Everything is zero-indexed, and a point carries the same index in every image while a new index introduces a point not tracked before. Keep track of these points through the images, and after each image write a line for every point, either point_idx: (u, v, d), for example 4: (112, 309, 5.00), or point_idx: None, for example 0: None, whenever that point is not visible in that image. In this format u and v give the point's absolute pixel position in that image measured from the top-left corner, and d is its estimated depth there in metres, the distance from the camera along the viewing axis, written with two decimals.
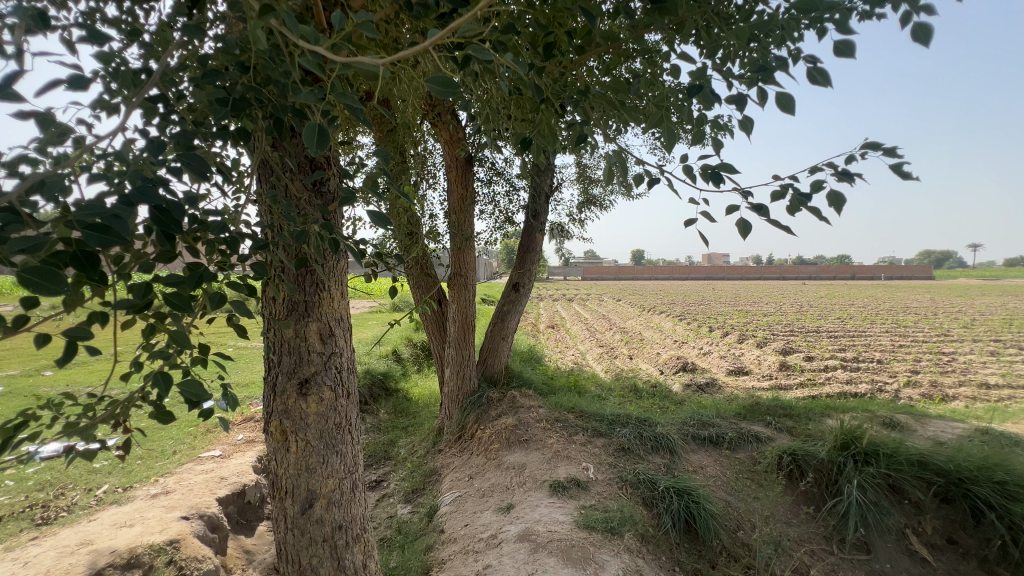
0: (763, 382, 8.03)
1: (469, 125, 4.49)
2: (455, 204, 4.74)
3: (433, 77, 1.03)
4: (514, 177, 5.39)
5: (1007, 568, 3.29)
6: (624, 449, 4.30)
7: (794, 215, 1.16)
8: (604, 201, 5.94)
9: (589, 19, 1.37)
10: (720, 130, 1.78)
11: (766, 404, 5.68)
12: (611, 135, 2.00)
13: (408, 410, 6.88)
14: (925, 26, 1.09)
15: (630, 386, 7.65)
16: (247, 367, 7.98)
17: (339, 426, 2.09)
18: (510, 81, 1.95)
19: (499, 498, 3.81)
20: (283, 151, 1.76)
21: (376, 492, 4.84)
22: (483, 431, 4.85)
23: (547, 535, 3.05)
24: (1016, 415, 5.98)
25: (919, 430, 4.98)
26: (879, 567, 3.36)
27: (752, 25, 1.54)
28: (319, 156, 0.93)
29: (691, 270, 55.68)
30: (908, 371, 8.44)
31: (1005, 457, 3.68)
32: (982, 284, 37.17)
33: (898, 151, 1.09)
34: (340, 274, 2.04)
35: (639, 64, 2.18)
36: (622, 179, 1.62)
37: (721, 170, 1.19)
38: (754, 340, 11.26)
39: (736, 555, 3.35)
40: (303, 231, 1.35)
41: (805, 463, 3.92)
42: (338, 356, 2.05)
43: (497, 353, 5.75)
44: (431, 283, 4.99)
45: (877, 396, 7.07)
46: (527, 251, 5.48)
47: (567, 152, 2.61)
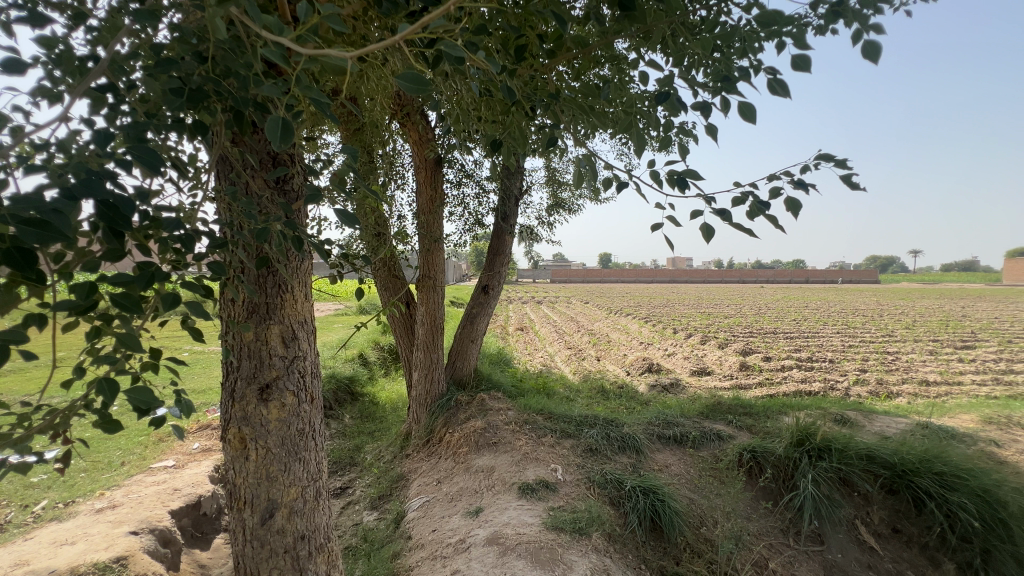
0: (724, 381, 8.32)
1: (438, 126, 4.45)
2: (423, 205, 4.68)
3: (403, 74, 1.01)
4: (483, 179, 5.38)
5: (947, 553, 3.49)
6: (592, 449, 4.36)
7: (754, 220, 1.22)
8: (573, 205, 6.01)
9: (561, 23, 1.37)
10: (686, 136, 1.83)
11: (727, 404, 5.87)
12: (580, 140, 2.02)
13: (374, 415, 6.74)
14: (873, 44, 1.16)
15: (598, 387, 7.76)
16: (203, 373, 7.65)
17: (301, 432, 2.02)
18: (481, 81, 1.95)
19: (468, 502, 3.77)
20: (244, 147, 1.69)
21: (340, 500, 4.70)
22: (452, 434, 4.80)
23: (515, 538, 3.04)
24: (953, 410, 6.39)
25: (867, 426, 5.25)
26: (832, 558, 3.52)
27: (716, 35, 1.60)
28: (283, 150, 0.90)
29: (656, 273, 57.09)
30: (857, 370, 8.91)
31: (943, 449, 3.92)
32: (921, 288, 39.74)
33: (848, 162, 1.18)
34: (304, 274, 1.97)
35: (608, 71, 2.22)
36: (592, 183, 1.64)
37: (687, 176, 1.23)
38: (716, 341, 11.64)
39: (700, 551, 3.41)
40: (265, 229, 1.30)
41: (764, 459, 4.08)
42: (301, 360, 1.98)
43: (466, 355, 5.72)
44: (399, 285, 4.91)
45: (829, 393, 7.44)
46: (497, 253, 5.47)
47: (536, 155, 2.63)
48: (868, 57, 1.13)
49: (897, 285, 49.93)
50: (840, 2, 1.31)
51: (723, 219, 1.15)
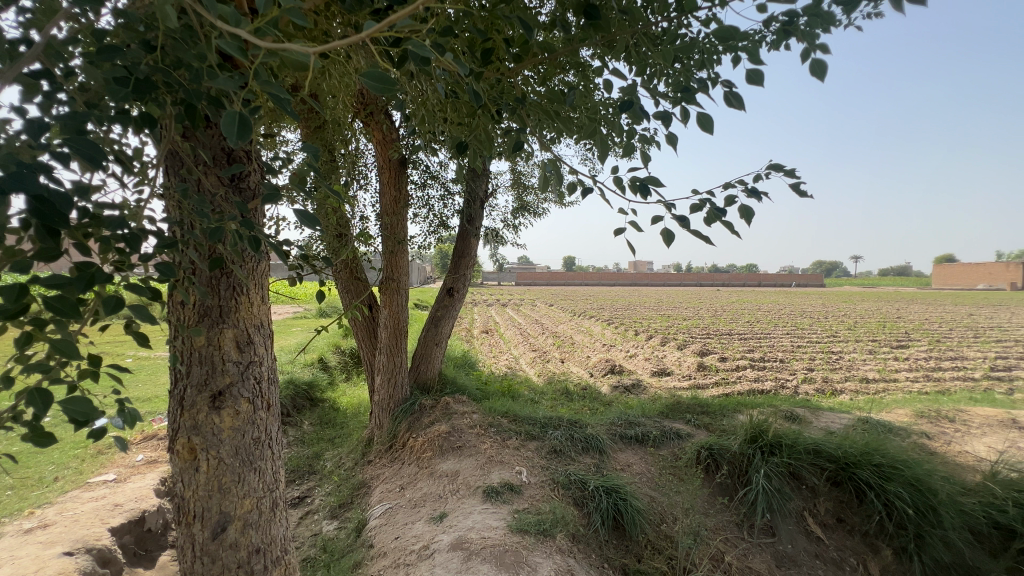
0: (683, 381, 8.60)
1: (403, 126, 4.39)
2: (387, 205, 4.60)
3: (369, 72, 0.99)
4: (449, 181, 5.35)
5: (885, 540, 3.71)
6: (556, 450, 4.40)
7: (711, 225, 1.28)
8: (537, 208, 6.07)
9: (527, 29, 1.38)
10: (647, 144, 1.89)
11: (686, 403, 6.07)
12: (545, 144, 2.04)
13: (335, 420, 6.56)
14: (819, 62, 1.24)
15: (562, 389, 7.84)
16: (148, 380, 7.21)
17: (256, 441, 1.93)
18: (446, 82, 1.94)
19: (432, 508, 3.71)
20: (196, 142, 1.61)
21: (298, 510, 4.53)
22: (415, 439, 4.72)
23: (480, 542, 3.02)
24: (889, 405, 6.85)
25: (814, 422, 5.55)
26: (783, 548, 3.68)
27: (677, 47, 1.67)
28: (239, 147, 0.86)
29: (618, 276, 58.35)
30: (805, 369, 9.40)
31: (881, 442, 4.20)
32: (861, 291, 42.41)
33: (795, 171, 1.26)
34: (261, 276, 1.90)
35: (572, 77, 2.25)
36: (557, 187, 1.66)
37: (649, 183, 1.28)
38: (675, 342, 12.02)
39: (660, 548, 3.47)
40: (219, 229, 1.24)
41: (720, 456, 4.24)
42: (256, 365, 1.90)
43: (431, 359, 5.66)
44: (361, 287, 4.79)
45: (780, 391, 7.83)
46: (461, 256, 5.44)
47: (502, 158, 2.63)
48: (815, 75, 1.20)
49: (840, 288, 53.17)
50: (789, 22, 1.41)
51: (682, 225, 1.21)
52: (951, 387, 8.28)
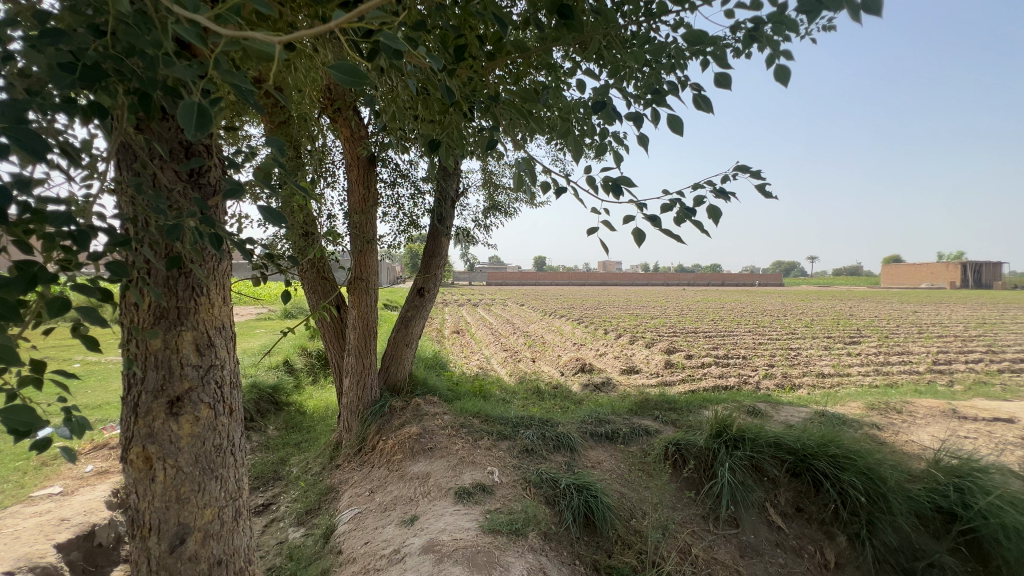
0: (651, 378, 8.80)
1: (372, 123, 4.30)
2: (356, 204, 4.50)
3: (337, 64, 0.97)
4: (419, 180, 5.29)
5: (840, 527, 3.88)
6: (528, 450, 4.41)
7: (680, 224, 1.40)
8: (509, 208, 6.07)
9: (501, 27, 1.37)
10: (619, 145, 1.92)
11: (654, 400, 6.20)
12: (518, 144, 2.04)
13: (301, 425, 6.38)
14: (782, 69, 1.39)
15: (533, 388, 7.88)
16: (98, 386, 6.82)
17: (218, 447, 1.85)
18: (418, 79, 1.91)
19: (402, 511, 3.65)
20: (150, 134, 1.52)
21: (262, 517, 4.37)
22: (385, 442, 4.64)
23: (452, 544, 2.99)
24: (843, 398, 7.20)
25: (775, 416, 5.77)
26: (746, 539, 3.79)
27: (648, 49, 1.73)
28: (199, 139, 0.82)
29: (588, 276, 59.19)
30: (766, 365, 9.77)
31: (836, 433, 4.40)
32: (817, 290, 44.50)
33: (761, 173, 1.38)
34: (222, 276, 1.82)
35: (544, 78, 2.26)
36: (530, 186, 1.68)
37: (622, 183, 1.39)
38: (643, 341, 12.27)
39: (630, 543, 3.52)
40: (176, 226, 1.17)
41: (687, 451, 4.36)
42: (218, 369, 1.82)
43: (401, 360, 5.58)
44: (329, 288, 4.67)
45: (743, 387, 8.11)
46: (432, 255, 5.37)
47: (472, 156, 2.62)
48: (777, 80, 1.35)
49: (798, 287, 55.58)
50: (755, 29, 1.51)
51: (652, 225, 1.31)
52: (899, 380, 8.76)
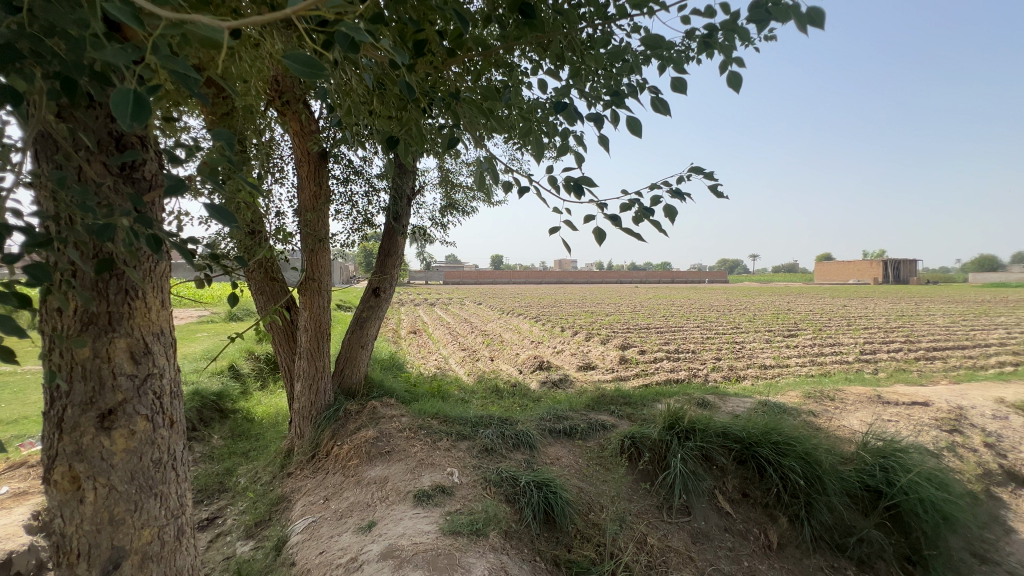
0: (607, 374, 9.01)
1: (324, 117, 4.13)
2: (306, 201, 4.31)
3: (294, 54, 0.94)
4: (373, 177, 5.14)
5: (782, 509, 4.10)
6: (487, 449, 4.39)
7: (638, 222, 1.56)
8: (466, 207, 6.03)
9: (463, 22, 1.34)
10: (579, 146, 1.95)
11: (610, 395, 6.35)
12: (479, 142, 2.01)
13: (249, 433, 6.06)
14: (734, 73, 1.51)
15: (492, 387, 7.87)
16: (14, 400, 6.18)
17: (158, 462, 1.72)
18: (375, 73, 1.85)
19: (359, 517, 3.53)
20: (75, 123, 1.38)
21: (206, 533, 4.10)
22: (340, 447, 4.49)
23: (412, 548, 2.92)
24: (783, 388, 7.66)
25: (722, 407, 6.04)
26: (697, 525, 3.94)
27: (608, 52, 1.78)
28: (136, 131, 0.75)
29: (544, 274, 59.92)
30: (713, 358, 10.24)
31: (778, 421, 4.67)
32: (758, 287, 47.11)
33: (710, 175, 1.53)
34: (159, 278, 1.69)
35: (503, 76, 2.25)
36: (492, 183, 1.69)
37: (582, 183, 1.51)
38: (599, 337, 12.56)
39: (589, 536, 3.56)
40: (108, 225, 1.07)
41: (642, 444, 4.49)
42: (155, 378, 1.69)
43: (356, 362, 5.41)
44: (278, 289, 4.45)
45: (693, 380, 8.46)
46: (388, 254, 5.24)
47: (430, 154, 2.57)
48: (728, 87, 1.48)
49: (741, 284, 58.65)
50: (708, 36, 1.59)
51: (613, 225, 1.48)
52: (832, 370, 9.42)
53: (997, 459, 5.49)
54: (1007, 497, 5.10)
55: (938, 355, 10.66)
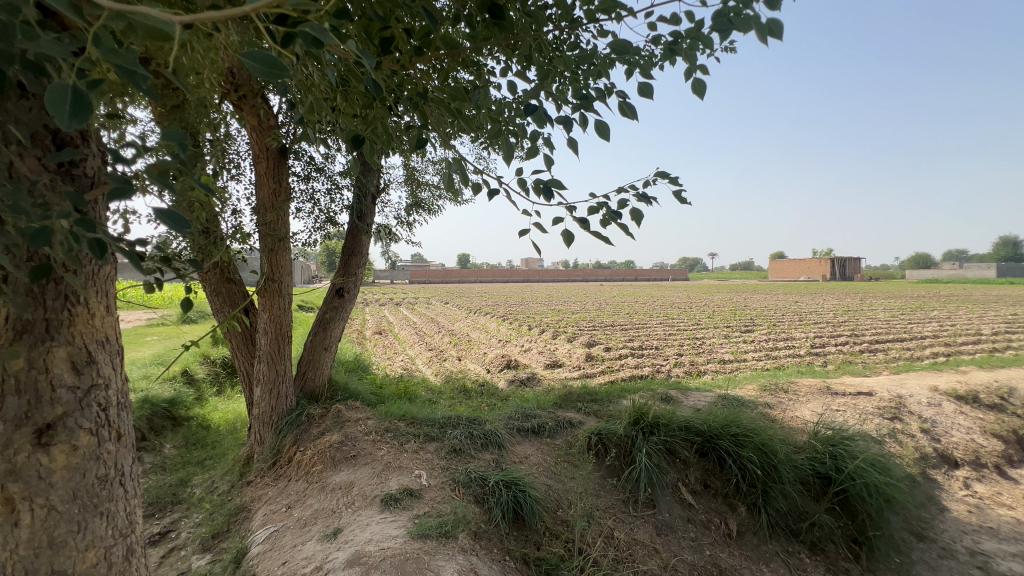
0: (574, 371, 9.12)
1: (283, 112, 3.98)
2: (265, 199, 4.14)
3: (251, 53, 0.90)
4: (335, 174, 5.00)
5: (741, 498, 4.26)
6: (456, 450, 4.36)
7: (606, 225, 1.59)
8: (432, 206, 5.96)
9: (432, 22, 1.31)
10: (548, 148, 1.96)
11: (577, 392, 6.42)
12: (446, 142, 1.99)
13: (204, 441, 5.77)
14: (698, 81, 1.55)
15: (460, 387, 7.82)
16: None
17: (104, 478, 1.61)
18: (339, 69, 1.79)
19: (324, 525, 3.42)
20: (5, 115, 1.26)
21: (158, 548, 3.86)
22: (303, 453, 4.34)
23: (379, 554, 2.85)
24: (741, 381, 7.97)
25: (684, 401, 6.23)
26: (662, 517, 4.03)
27: (576, 56, 1.79)
28: (74, 130, 0.68)
29: (511, 273, 60.07)
30: (676, 354, 10.54)
31: (736, 414, 4.85)
32: (717, 285, 48.81)
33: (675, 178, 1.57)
34: (103, 282, 1.59)
35: (471, 76, 2.23)
36: (461, 185, 1.68)
37: (551, 186, 1.52)
38: (566, 335, 12.70)
39: (557, 533, 3.59)
40: (44, 229, 0.99)
41: (608, 440, 4.56)
42: (100, 389, 1.58)
43: (319, 365, 5.26)
44: (235, 290, 4.25)
45: (656, 375, 8.68)
46: (351, 254, 5.11)
47: (396, 152, 2.52)
48: (694, 93, 1.52)
49: (701, 282, 60.65)
50: (674, 43, 1.63)
51: (581, 227, 1.50)
52: (785, 363, 9.87)
53: (932, 444, 5.90)
54: (942, 479, 5.48)
55: (880, 347, 11.35)
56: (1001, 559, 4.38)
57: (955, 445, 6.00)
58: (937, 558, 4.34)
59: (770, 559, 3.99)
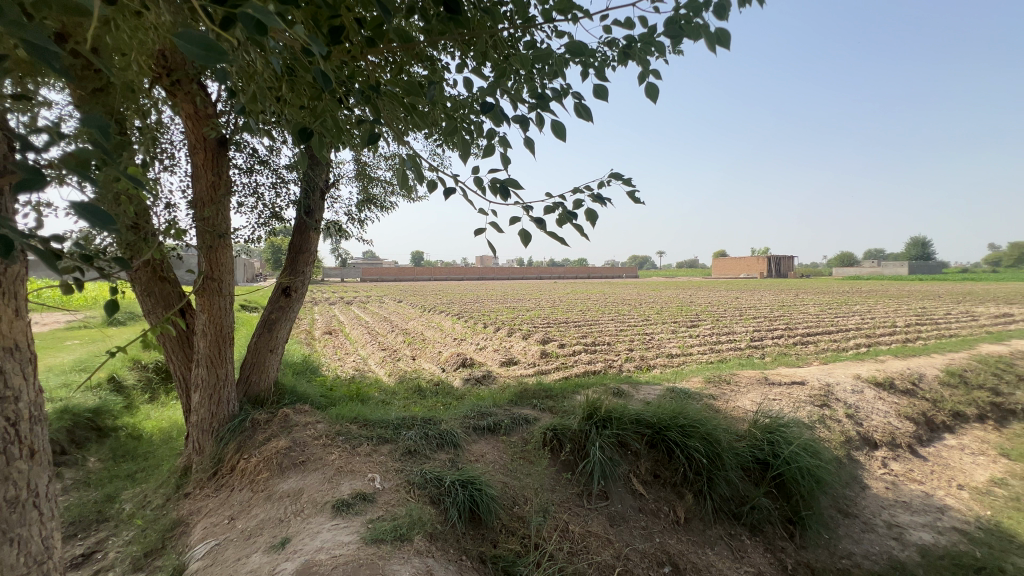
0: (529, 368, 9.18)
1: (222, 100, 3.73)
2: (203, 192, 3.87)
3: (184, 34, 0.84)
4: (281, 167, 4.75)
5: (688, 486, 4.44)
6: (411, 451, 4.27)
7: (562, 225, 1.60)
8: (384, 202, 5.79)
9: (384, 13, 1.26)
10: (506, 146, 1.94)
11: (532, 389, 6.47)
12: (401, 138, 1.92)
13: (135, 453, 5.34)
14: (651, 85, 1.59)
15: (414, 387, 7.69)
16: None
17: (15, 500, 1.44)
18: (285, 57, 1.70)
19: (270, 535, 3.25)
20: None
21: (81, 571, 3.52)
22: (247, 461, 4.11)
23: (331, 562, 2.73)
24: (688, 374, 8.33)
25: (635, 395, 6.42)
26: (615, 508, 4.14)
27: (534, 55, 1.78)
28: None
29: (466, 271, 59.76)
30: (627, 349, 10.86)
31: (684, 406, 5.05)
32: (665, 282, 50.70)
33: (628, 178, 1.61)
34: (10, 282, 1.42)
35: (427, 70, 2.17)
36: (416, 183, 1.64)
37: (508, 185, 1.51)
38: (520, 333, 12.79)
39: (513, 530, 3.59)
40: None
41: (562, 436, 4.63)
42: (9, 401, 1.42)
43: (264, 369, 4.99)
44: (170, 290, 3.95)
45: (609, 370, 8.90)
46: (299, 251, 4.88)
47: (346, 146, 2.43)
48: (647, 96, 1.56)
49: (650, 280, 62.82)
50: (628, 46, 1.66)
51: (537, 227, 1.52)
52: (727, 356, 10.41)
53: (856, 427, 6.41)
54: (864, 459, 5.96)
55: (811, 339, 12.19)
56: (914, 529, 4.81)
57: (876, 428, 6.55)
58: (860, 532, 4.70)
59: (715, 542, 4.19)
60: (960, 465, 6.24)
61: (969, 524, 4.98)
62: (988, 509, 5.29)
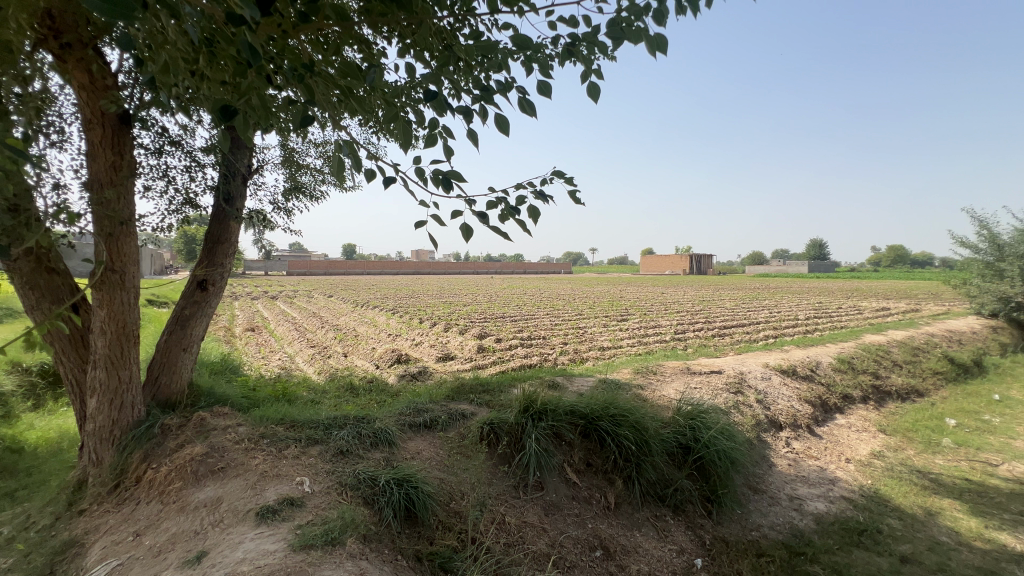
0: (466, 363, 9.15)
1: (125, 70, 3.33)
2: (100, 172, 3.44)
3: None
4: (196, 150, 4.34)
5: (618, 472, 4.64)
6: (342, 452, 4.09)
7: (504, 219, 1.59)
8: (314, 191, 5.48)
9: None
10: (447, 137, 1.90)
11: (469, 384, 6.45)
12: (335, 124, 1.82)
13: (13, 469, 4.64)
14: (592, 84, 1.62)
15: (346, 384, 7.39)
16: None
17: None
18: (203, 26, 1.54)
19: (184, 550, 2.97)
20: None
21: None
22: (156, 471, 3.74)
23: (254, 573, 2.55)
24: (618, 366, 8.70)
25: (569, 387, 6.60)
26: (550, 498, 4.23)
27: (477, 46, 1.76)
28: None
29: (402, 266, 58.35)
30: (561, 343, 11.14)
31: (614, 396, 5.26)
32: (598, 279, 52.56)
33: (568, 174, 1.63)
34: None
35: (364, 54, 2.06)
36: (353, 172, 1.56)
37: (451, 177, 1.48)
38: (457, 328, 12.70)
39: (450, 525, 3.56)
40: None
41: (499, 429, 4.65)
42: None
43: (176, 369, 4.55)
44: (59, 282, 3.48)
45: (544, 364, 9.08)
46: (217, 241, 4.50)
47: (271, 129, 2.25)
48: (588, 95, 1.59)
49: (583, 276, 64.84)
50: (572, 45, 1.67)
51: (480, 221, 1.50)
52: (654, 348, 10.99)
53: (764, 411, 7.02)
54: (771, 439, 6.55)
55: (727, 331, 13.19)
56: (811, 500, 5.37)
57: (781, 411, 7.22)
58: (768, 506, 5.17)
59: (642, 524, 4.41)
60: (848, 441, 7.05)
61: (855, 492, 5.64)
62: (870, 477, 6.02)
